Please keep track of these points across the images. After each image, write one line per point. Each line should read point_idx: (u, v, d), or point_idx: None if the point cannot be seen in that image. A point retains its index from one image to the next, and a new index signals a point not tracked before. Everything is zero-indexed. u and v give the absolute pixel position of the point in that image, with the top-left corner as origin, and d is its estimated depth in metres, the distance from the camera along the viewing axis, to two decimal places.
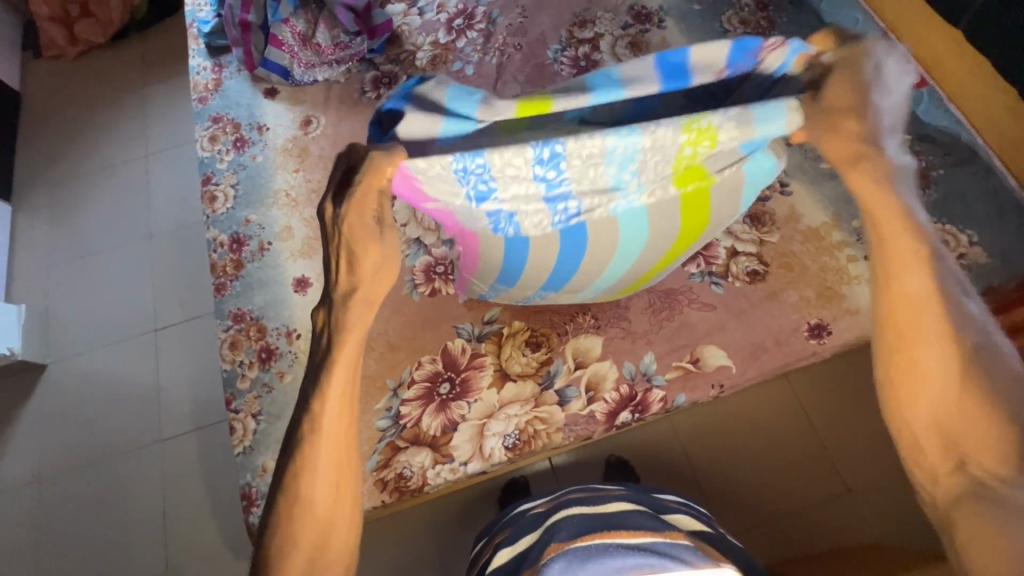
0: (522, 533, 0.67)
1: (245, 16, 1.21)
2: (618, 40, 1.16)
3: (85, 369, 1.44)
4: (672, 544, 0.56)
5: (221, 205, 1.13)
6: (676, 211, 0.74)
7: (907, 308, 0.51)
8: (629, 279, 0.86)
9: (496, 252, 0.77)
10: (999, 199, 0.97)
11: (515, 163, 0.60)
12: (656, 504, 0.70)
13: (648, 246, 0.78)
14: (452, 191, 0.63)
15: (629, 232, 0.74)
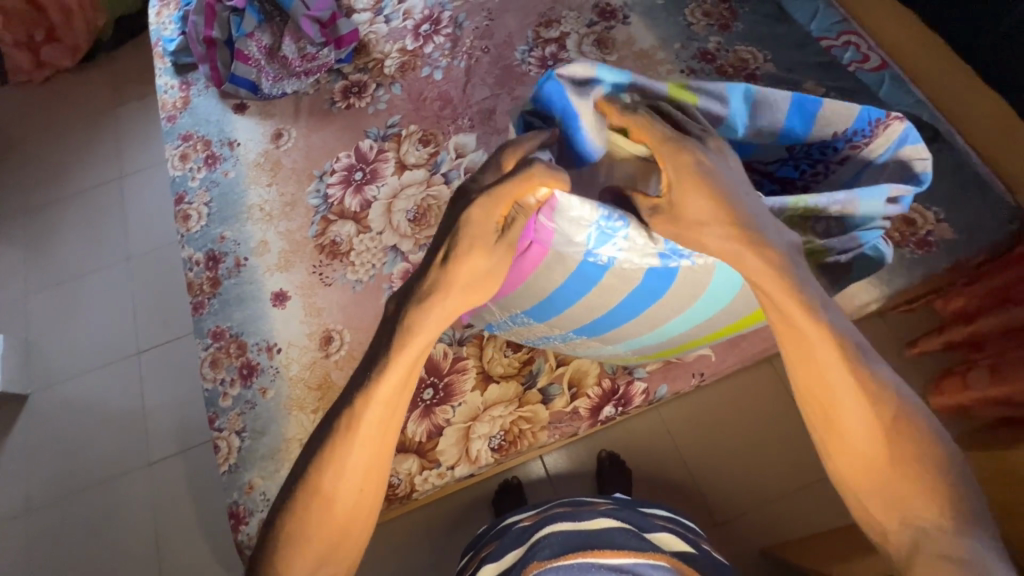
0: (507, 548, 0.66)
1: (210, 32, 1.21)
2: (584, 38, 1.17)
3: (68, 397, 1.42)
4: (651, 565, 0.57)
5: (195, 223, 1.13)
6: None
7: (820, 382, 0.54)
8: (657, 346, 0.83)
9: (552, 283, 0.68)
10: (964, 175, 0.99)
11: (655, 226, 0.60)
12: (643, 521, 0.66)
13: (697, 330, 0.80)
14: (575, 237, 0.61)
15: (713, 289, 0.70)
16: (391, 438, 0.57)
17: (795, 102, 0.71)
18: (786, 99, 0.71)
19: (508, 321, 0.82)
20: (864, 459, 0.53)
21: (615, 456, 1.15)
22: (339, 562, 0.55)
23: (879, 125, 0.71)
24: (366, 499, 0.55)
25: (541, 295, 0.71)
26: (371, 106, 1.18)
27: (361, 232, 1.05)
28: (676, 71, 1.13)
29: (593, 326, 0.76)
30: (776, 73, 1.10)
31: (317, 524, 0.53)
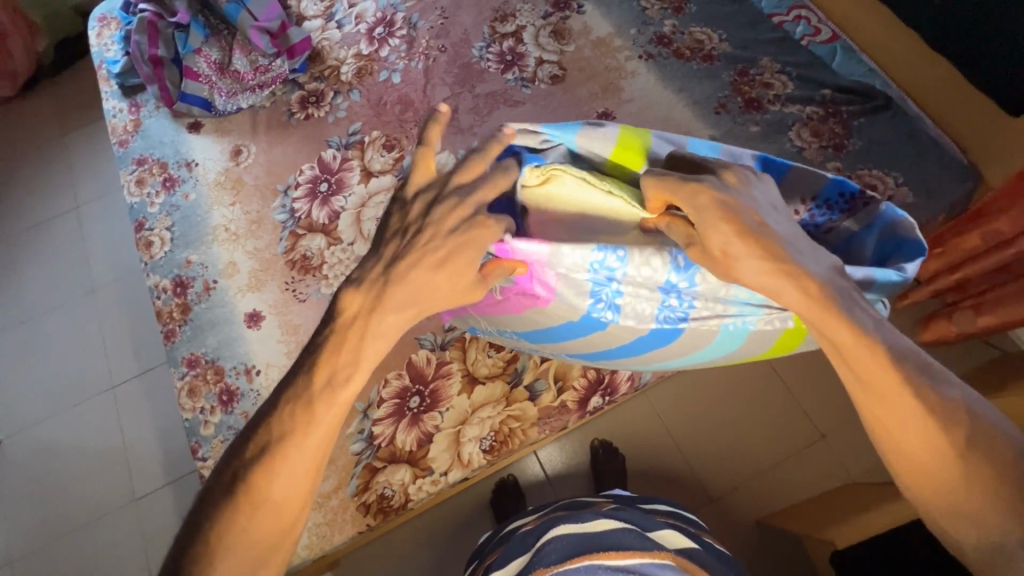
0: (514, 554, 0.65)
1: (154, 50, 1.16)
2: (540, 30, 1.16)
3: (43, 440, 1.37)
4: (658, 565, 0.56)
5: (159, 250, 1.09)
6: (769, 340, 0.71)
7: (898, 424, 0.51)
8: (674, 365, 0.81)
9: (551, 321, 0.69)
10: (918, 139, 1.01)
11: (650, 271, 0.60)
12: (645, 520, 0.65)
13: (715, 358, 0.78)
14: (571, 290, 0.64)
15: (716, 344, 0.70)
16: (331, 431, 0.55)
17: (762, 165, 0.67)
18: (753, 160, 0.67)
19: (494, 330, 0.83)
20: (943, 487, 0.51)
21: (608, 445, 1.16)
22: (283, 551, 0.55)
23: (850, 200, 0.66)
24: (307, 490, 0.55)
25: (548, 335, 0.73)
26: (331, 115, 1.16)
27: (331, 245, 1.03)
28: (635, 57, 1.13)
29: (594, 354, 0.77)
30: (731, 53, 1.11)
31: (261, 522, 0.53)
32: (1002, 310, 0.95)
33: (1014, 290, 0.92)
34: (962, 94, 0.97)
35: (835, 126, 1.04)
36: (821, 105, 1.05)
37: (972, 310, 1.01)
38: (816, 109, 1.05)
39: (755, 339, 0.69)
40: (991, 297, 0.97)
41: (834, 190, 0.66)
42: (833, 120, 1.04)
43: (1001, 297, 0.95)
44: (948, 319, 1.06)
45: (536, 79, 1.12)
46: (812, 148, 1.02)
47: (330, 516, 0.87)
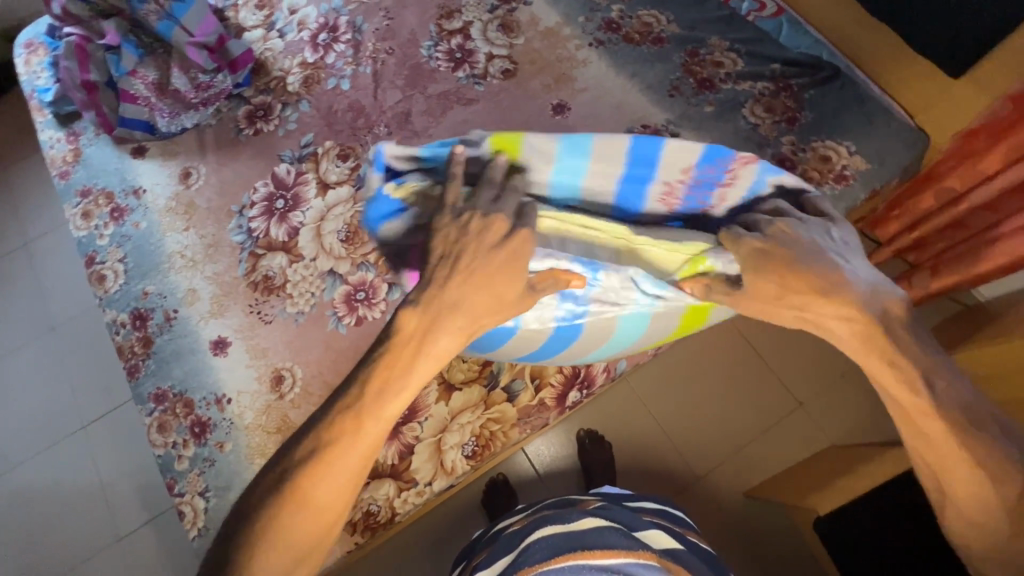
0: (499, 555, 0.65)
1: (87, 75, 1.11)
2: (488, 24, 1.14)
3: (15, 488, 1.32)
4: (642, 564, 0.54)
5: (113, 283, 1.05)
6: (676, 317, 0.74)
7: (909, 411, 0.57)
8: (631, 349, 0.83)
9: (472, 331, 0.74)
10: (867, 106, 1.01)
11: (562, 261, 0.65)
12: (632, 519, 0.66)
13: (641, 343, 0.81)
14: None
15: (621, 328, 0.74)
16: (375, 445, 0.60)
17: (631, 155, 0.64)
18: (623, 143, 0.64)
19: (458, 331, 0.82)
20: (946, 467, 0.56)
21: (594, 433, 1.17)
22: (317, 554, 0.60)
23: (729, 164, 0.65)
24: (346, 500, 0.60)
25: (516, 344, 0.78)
26: (281, 128, 1.12)
27: (293, 262, 1.00)
28: (585, 45, 1.11)
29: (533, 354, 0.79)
30: (681, 34, 1.11)
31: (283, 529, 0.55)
32: (957, 269, 0.96)
33: (966, 248, 0.94)
34: (908, 60, 1.00)
35: (786, 99, 1.04)
36: (772, 80, 1.06)
37: (929, 271, 1.03)
38: (767, 84, 1.05)
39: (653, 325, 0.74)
40: (948, 256, 0.99)
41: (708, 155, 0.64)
42: (784, 94, 1.04)
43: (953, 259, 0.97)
44: (908, 281, 1.08)
45: (487, 75, 1.11)
46: (766, 124, 1.03)
47: None
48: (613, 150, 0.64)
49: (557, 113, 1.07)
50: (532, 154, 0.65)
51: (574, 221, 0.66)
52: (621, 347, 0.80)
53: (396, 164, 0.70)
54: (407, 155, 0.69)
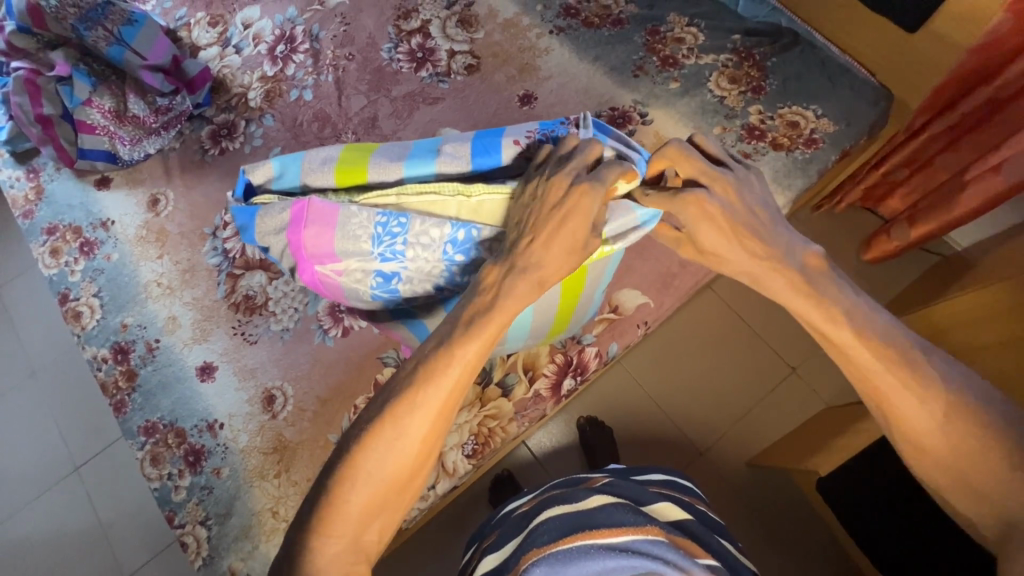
0: (508, 537, 0.64)
1: (40, 109, 1.06)
2: (447, 21, 1.13)
3: (13, 538, 1.29)
4: (651, 540, 0.52)
5: (89, 319, 1.03)
6: (556, 299, 0.77)
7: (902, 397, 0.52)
8: (546, 330, 0.83)
9: (362, 295, 0.77)
10: (829, 68, 1.03)
11: (432, 234, 0.70)
12: (640, 494, 0.65)
13: (544, 322, 0.81)
14: (358, 247, 0.71)
15: (515, 315, 0.76)
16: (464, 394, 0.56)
17: (477, 142, 0.72)
18: (470, 140, 0.72)
19: (394, 317, 0.81)
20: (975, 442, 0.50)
21: (594, 420, 1.17)
22: (394, 512, 0.54)
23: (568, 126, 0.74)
24: (431, 448, 0.55)
25: (410, 328, 0.81)
26: (246, 145, 1.11)
27: (272, 279, 0.99)
28: (546, 33, 1.11)
29: None
30: (639, 13, 1.10)
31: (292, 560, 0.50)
32: (933, 217, 0.97)
33: (940, 194, 0.95)
34: (862, 18, 1.01)
35: (750, 69, 1.04)
36: (733, 51, 1.06)
37: (906, 222, 1.04)
38: (729, 56, 1.06)
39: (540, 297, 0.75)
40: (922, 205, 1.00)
41: (546, 126, 0.73)
42: (747, 64, 1.05)
43: (925, 209, 0.99)
44: (888, 235, 1.09)
45: (451, 72, 1.10)
46: (732, 95, 1.03)
47: None
48: (458, 148, 0.71)
49: (524, 104, 1.06)
50: (382, 152, 0.74)
51: (390, 194, 0.71)
52: (524, 338, 0.83)
53: (256, 183, 0.77)
54: (266, 178, 0.77)
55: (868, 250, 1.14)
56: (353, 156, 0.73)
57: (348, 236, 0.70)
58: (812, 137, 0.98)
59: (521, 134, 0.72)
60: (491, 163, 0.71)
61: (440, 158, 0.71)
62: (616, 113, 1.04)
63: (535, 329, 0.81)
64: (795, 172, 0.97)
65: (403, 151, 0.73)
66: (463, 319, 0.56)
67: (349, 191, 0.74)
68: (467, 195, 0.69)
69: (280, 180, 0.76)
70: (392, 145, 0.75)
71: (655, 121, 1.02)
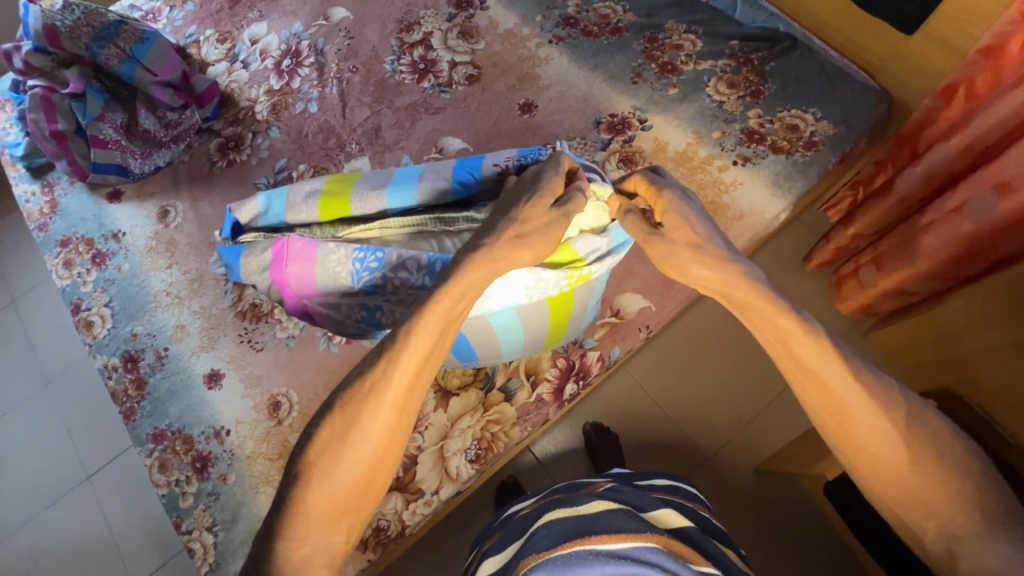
0: (509, 541, 0.64)
1: (55, 125, 1.10)
2: (448, 33, 1.15)
3: (24, 549, 1.30)
4: (648, 549, 0.52)
5: (101, 329, 1.05)
6: (546, 317, 0.80)
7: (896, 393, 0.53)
8: (540, 346, 0.86)
9: (350, 330, 0.80)
10: (827, 71, 1.03)
11: (406, 266, 0.72)
12: (641, 500, 0.65)
13: (535, 339, 0.83)
14: (338, 283, 0.75)
15: (505, 335, 0.80)
16: (424, 376, 0.58)
17: (453, 170, 0.76)
18: (447, 168, 0.77)
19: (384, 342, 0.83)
20: None
21: (599, 426, 1.16)
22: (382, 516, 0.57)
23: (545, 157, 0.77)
24: (395, 431, 0.56)
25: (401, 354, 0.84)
26: (253, 157, 1.13)
27: None
28: (545, 42, 1.13)
29: (459, 353, 0.83)
30: (637, 22, 1.12)
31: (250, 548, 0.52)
32: (897, 261, 0.94)
33: (901, 237, 0.93)
34: (860, 21, 1.01)
35: (748, 74, 1.05)
36: (731, 57, 1.07)
37: (874, 267, 1.01)
38: (727, 61, 1.07)
39: (527, 315, 0.78)
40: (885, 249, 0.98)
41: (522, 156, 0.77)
42: (745, 69, 1.06)
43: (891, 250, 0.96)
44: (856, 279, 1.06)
45: (453, 83, 1.12)
46: (731, 100, 1.04)
47: None
48: (435, 177, 0.76)
49: (524, 112, 1.08)
50: (363, 182, 0.78)
51: (374, 227, 0.75)
52: (520, 351, 0.85)
53: (245, 221, 0.83)
54: (253, 215, 0.82)
55: (839, 298, 1.12)
56: (335, 188, 0.78)
57: (327, 273, 0.74)
58: (811, 140, 0.99)
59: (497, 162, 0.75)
60: (469, 189, 0.76)
61: (419, 186, 0.76)
62: (615, 119, 1.05)
63: (526, 346, 0.84)
64: (795, 174, 0.97)
65: (382, 180, 0.78)
66: (439, 308, 0.57)
67: (333, 224, 0.78)
68: (447, 224, 0.74)
69: (267, 217, 0.81)
70: (371, 174, 0.79)
71: (654, 127, 1.03)
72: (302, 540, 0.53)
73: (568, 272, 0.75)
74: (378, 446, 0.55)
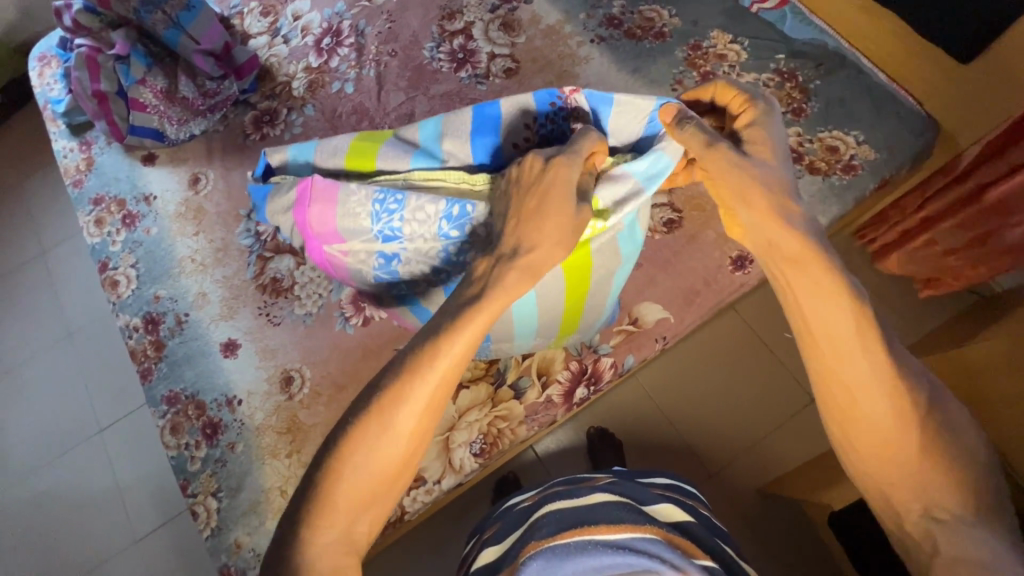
0: (510, 529, 0.65)
1: (97, 85, 1.12)
2: (490, 24, 1.15)
3: (34, 493, 1.34)
4: (649, 540, 0.52)
5: (125, 289, 1.07)
6: (562, 291, 0.77)
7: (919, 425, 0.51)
8: (554, 327, 0.82)
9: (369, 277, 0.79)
10: (874, 94, 1.00)
11: (426, 209, 0.71)
12: (643, 495, 0.65)
13: (550, 318, 0.80)
14: (358, 226, 0.73)
15: (519, 316, 0.78)
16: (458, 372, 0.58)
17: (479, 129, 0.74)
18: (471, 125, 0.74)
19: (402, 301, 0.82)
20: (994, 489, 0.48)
21: (603, 430, 1.16)
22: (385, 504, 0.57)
23: (563, 102, 0.73)
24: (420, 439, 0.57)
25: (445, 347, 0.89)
26: (287, 132, 1.14)
27: (300, 264, 1.01)
28: (587, 41, 1.11)
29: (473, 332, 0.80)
30: (682, 28, 1.10)
31: None
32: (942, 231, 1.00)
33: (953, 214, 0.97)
34: None
35: (792, 90, 1.03)
36: (776, 71, 1.04)
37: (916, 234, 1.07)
38: (771, 76, 1.04)
39: (541, 287, 0.75)
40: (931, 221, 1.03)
41: (544, 107, 0.73)
42: (789, 85, 1.03)
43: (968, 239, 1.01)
44: (899, 244, 1.12)
45: (490, 75, 1.11)
46: None
47: None
48: (461, 136, 0.74)
49: None
50: (391, 139, 0.77)
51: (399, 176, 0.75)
52: (534, 334, 0.83)
53: (275, 165, 0.81)
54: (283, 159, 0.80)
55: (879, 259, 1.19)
56: (364, 143, 0.77)
57: (348, 214, 0.72)
58: (851, 165, 0.96)
59: (521, 121, 0.74)
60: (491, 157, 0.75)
61: (445, 148, 0.75)
62: None
63: (540, 325, 0.81)
64: (829, 198, 0.95)
65: (410, 138, 0.77)
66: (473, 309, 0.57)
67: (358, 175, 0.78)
68: (470, 184, 0.73)
69: (297, 165, 0.80)
70: (398, 131, 0.77)
71: None
72: (304, 516, 0.54)
73: (590, 220, 0.68)
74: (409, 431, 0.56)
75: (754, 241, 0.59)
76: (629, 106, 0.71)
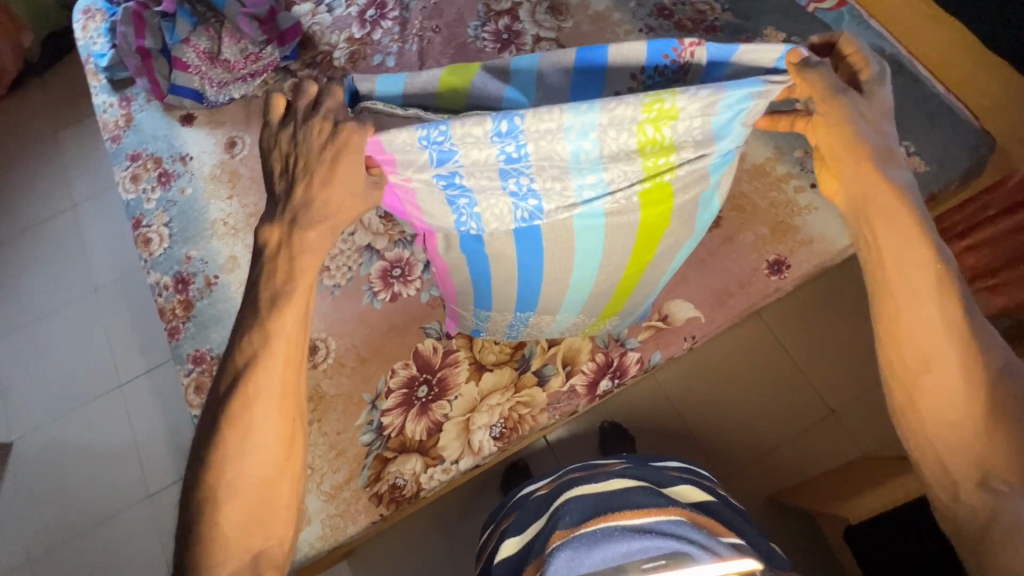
0: (529, 519, 0.64)
1: (141, 42, 1.13)
2: (537, 6, 1.13)
3: (54, 440, 1.37)
4: (674, 522, 0.52)
5: (157, 246, 1.08)
6: (630, 244, 0.69)
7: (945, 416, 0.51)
8: (607, 296, 0.79)
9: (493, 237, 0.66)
10: (929, 104, 0.98)
11: (473, 131, 0.55)
12: (659, 475, 0.65)
13: (604, 283, 0.75)
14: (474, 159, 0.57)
15: (578, 277, 0.72)
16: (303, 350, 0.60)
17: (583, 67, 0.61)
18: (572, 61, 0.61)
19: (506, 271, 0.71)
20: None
21: (618, 425, 1.16)
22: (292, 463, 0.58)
23: (679, 55, 0.60)
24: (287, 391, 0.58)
25: (470, 330, 0.89)
26: None
27: None
28: (635, 31, 1.09)
29: (522, 296, 0.76)
30: (734, 24, 1.07)
31: None
32: None
33: None
34: None
35: None
36: None
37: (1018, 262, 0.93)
38: None
39: (611, 232, 0.67)
40: None
41: (655, 58, 0.60)
42: None
43: None
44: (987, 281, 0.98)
45: None
46: None
47: (343, 508, 0.85)
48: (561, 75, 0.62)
49: None
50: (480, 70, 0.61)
51: None
52: (578, 312, 0.81)
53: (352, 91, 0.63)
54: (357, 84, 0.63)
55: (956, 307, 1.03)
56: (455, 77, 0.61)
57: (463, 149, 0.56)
58: None
59: (630, 69, 0.61)
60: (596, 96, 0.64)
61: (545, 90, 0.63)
62: None
63: (594, 290, 0.76)
64: None
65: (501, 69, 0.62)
66: None
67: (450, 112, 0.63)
68: None
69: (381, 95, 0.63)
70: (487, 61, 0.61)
71: None
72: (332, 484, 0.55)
73: (650, 110, 0.55)
74: (283, 401, 0.57)
75: (850, 200, 0.57)
76: (754, 55, 0.58)
